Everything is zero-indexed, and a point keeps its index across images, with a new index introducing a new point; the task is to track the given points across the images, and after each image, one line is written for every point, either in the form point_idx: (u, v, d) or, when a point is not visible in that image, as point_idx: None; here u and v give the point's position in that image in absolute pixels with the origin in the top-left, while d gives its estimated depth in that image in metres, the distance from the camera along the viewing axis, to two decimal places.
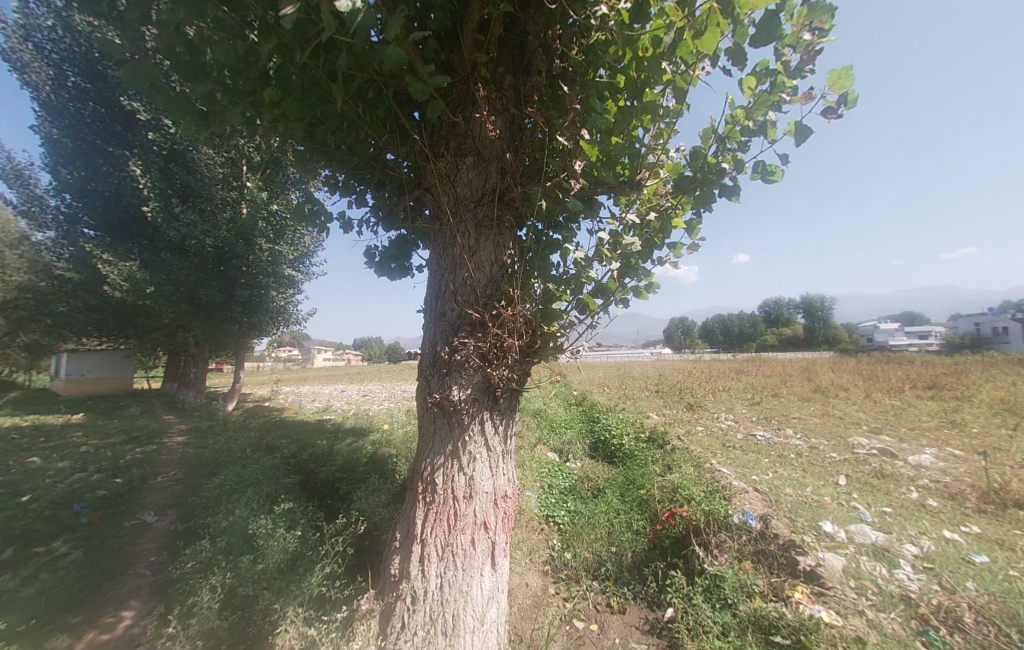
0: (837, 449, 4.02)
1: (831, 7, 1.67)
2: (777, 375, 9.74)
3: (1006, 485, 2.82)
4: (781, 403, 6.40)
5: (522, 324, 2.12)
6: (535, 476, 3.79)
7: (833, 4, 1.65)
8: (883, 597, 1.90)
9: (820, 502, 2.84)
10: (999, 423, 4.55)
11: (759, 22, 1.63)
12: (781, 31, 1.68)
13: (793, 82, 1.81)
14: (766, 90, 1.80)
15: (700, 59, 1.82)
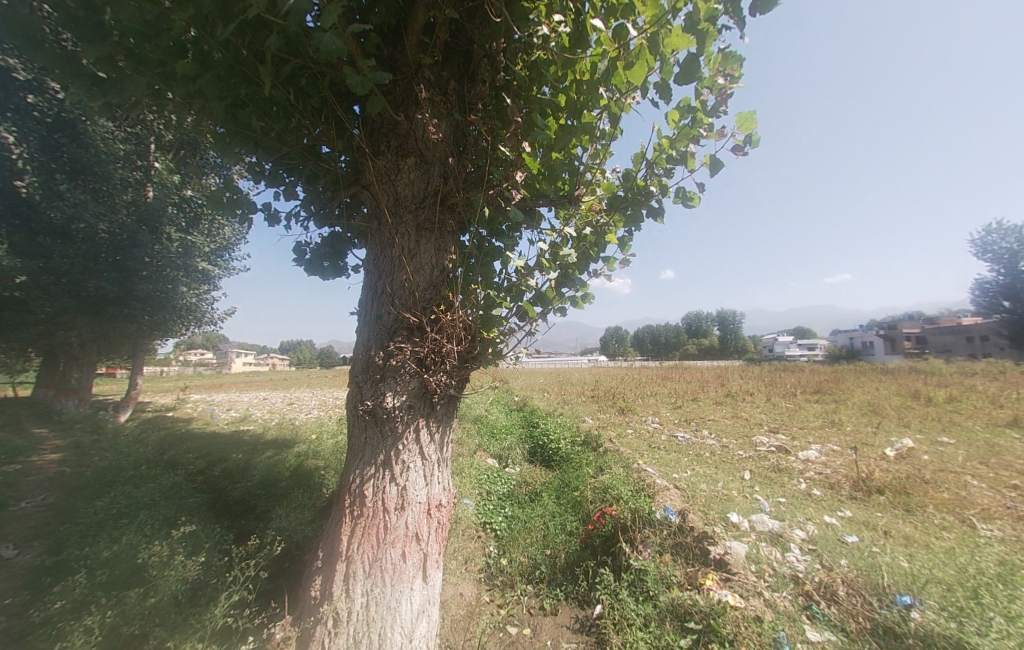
0: (743, 447, 4.51)
1: (740, 58, 1.91)
2: (697, 381, 10.73)
3: (869, 474, 3.36)
4: (700, 406, 7.06)
5: (461, 329, 2.12)
6: (474, 483, 3.78)
7: (742, 55, 1.90)
8: (777, 578, 2.15)
9: (729, 495, 3.16)
10: (866, 421, 5.43)
11: (681, 63, 1.81)
12: (700, 73, 1.88)
13: (709, 119, 2.05)
14: (687, 124, 2.01)
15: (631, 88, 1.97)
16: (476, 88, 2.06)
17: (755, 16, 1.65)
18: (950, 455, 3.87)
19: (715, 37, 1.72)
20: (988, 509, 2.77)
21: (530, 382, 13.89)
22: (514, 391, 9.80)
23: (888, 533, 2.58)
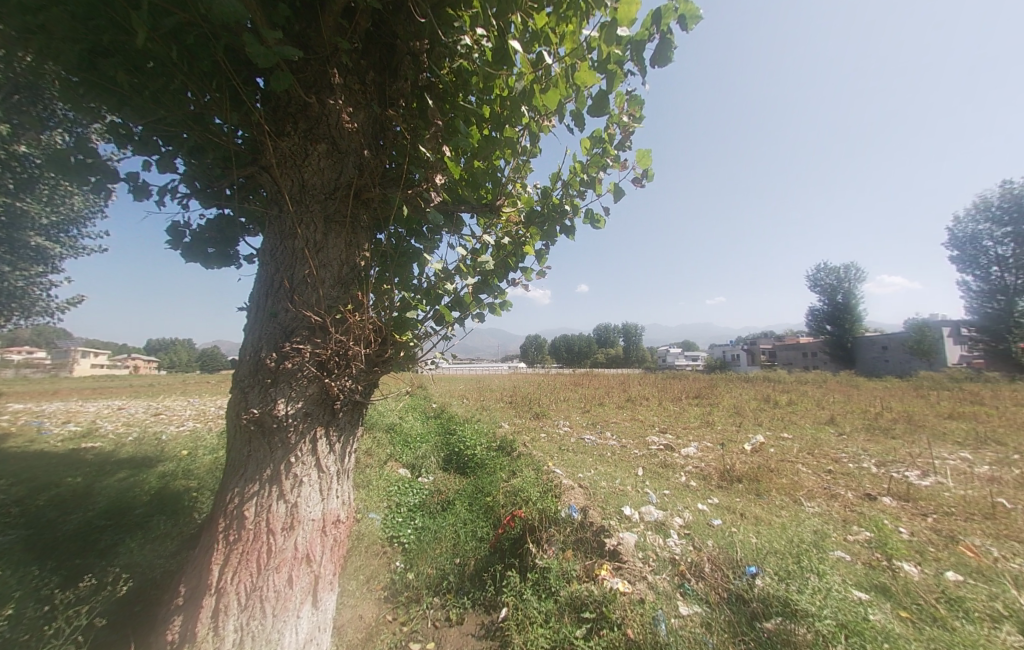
0: (638, 446, 5.03)
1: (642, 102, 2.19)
2: (603, 387, 11.70)
3: (732, 465, 3.99)
4: (605, 410, 7.71)
5: (370, 331, 2.00)
6: (381, 496, 3.58)
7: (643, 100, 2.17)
8: (658, 561, 2.43)
9: (624, 490, 3.48)
10: (732, 421, 6.48)
11: (593, 97, 2.00)
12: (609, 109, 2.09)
13: (615, 151, 2.29)
14: (597, 153, 2.22)
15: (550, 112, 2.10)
16: (398, 84, 2.00)
17: (653, 67, 1.89)
18: (786, 447, 4.80)
19: (622, 78, 1.92)
20: (810, 488, 3.47)
21: (449, 388, 13.72)
22: (432, 397, 9.57)
23: (743, 513, 3.07)
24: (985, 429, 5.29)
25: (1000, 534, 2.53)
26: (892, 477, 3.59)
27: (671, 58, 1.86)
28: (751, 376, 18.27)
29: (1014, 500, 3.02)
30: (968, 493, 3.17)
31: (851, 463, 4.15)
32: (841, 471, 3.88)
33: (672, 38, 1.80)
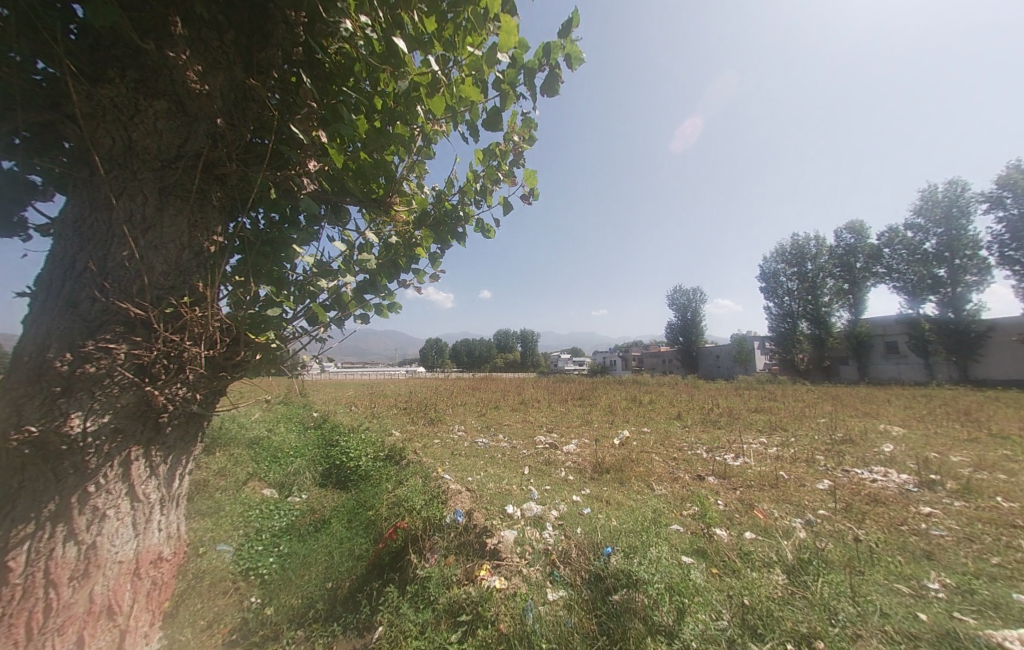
0: (526, 447, 5.32)
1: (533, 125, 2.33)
2: (499, 391, 12.11)
3: (603, 458, 4.50)
4: (499, 413, 7.97)
5: (217, 330, 1.70)
6: (238, 524, 3.09)
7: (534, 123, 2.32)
8: (533, 553, 2.59)
9: (509, 489, 3.64)
10: (607, 419, 7.33)
11: (487, 111, 2.04)
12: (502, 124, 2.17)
13: (507, 166, 2.40)
14: (490, 165, 2.29)
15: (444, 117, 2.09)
16: (268, 53, 1.75)
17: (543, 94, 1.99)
18: (646, 440, 5.62)
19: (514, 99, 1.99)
20: (660, 474, 4.12)
21: (336, 395, 12.55)
22: (313, 406, 8.61)
23: (606, 499, 3.47)
24: (775, 419, 7.03)
25: (779, 498, 3.36)
26: (716, 460, 4.49)
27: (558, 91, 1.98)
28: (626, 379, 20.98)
29: (788, 471, 4.05)
30: (762, 468, 4.15)
31: (690, 451, 5.07)
32: (683, 457, 4.71)
33: (559, 73, 1.93)
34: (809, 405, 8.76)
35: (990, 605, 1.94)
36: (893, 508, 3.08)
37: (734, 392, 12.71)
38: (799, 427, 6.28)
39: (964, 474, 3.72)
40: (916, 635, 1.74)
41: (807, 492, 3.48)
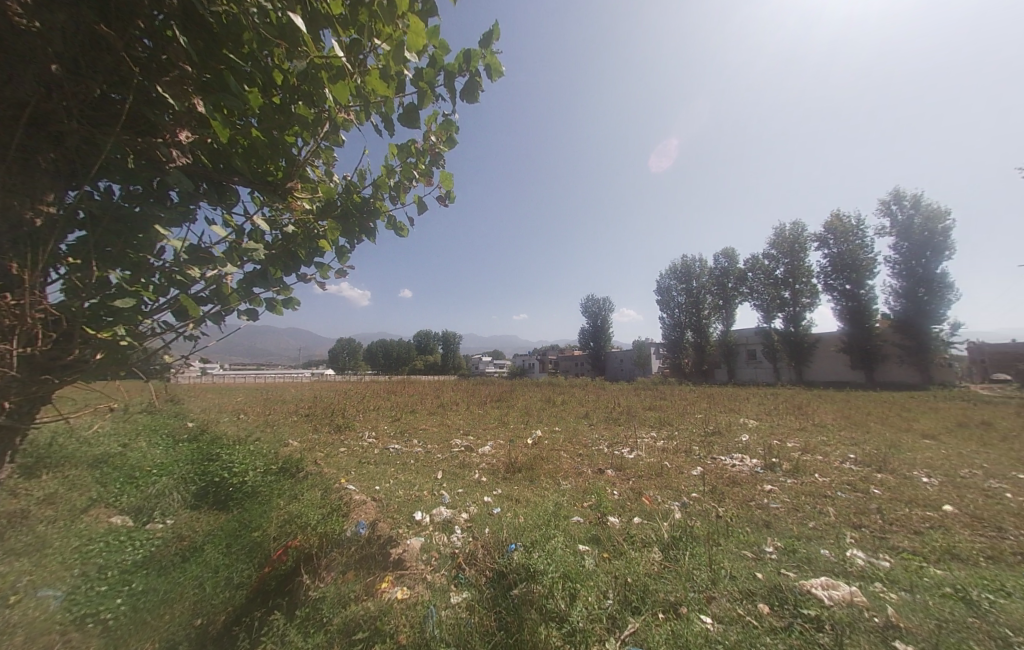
0: (441, 450, 5.25)
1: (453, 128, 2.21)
2: (416, 394, 11.73)
3: (515, 458, 4.65)
4: (414, 418, 7.72)
5: (39, 324, 1.34)
6: (70, 561, 2.51)
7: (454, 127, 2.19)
8: (439, 558, 2.56)
9: (419, 496, 3.56)
10: (522, 419, 7.62)
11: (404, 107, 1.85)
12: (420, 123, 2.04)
13: (424, 165, 2.35)
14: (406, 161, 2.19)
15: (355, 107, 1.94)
16: None
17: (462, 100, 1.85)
18: (556, 439, 5.95)
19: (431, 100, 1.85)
20: (566, 470, 4.39)
21: (222, 401, 10.89)
22: (187, 415, 7.35)
23: (515, 497, 3.59)
24: (663, 415, 8.04)
25: (663, 485, 3.83)
26: (614, 454, 4.96)
27: (478, 100, 1.85)
28: (545, 380, 21.98)
29: (671, 461, 4.65)
30: (650, 459, 4.70)
31: (594, 446, 5.51)
32: (588, 453, 5.09)
33: (479, 81, 1.80)
34: (691, 403, 10.18)
35: (805, 560, 2.46)
36: (746, 487, 3.72)
37: (635, 392, 14.15)
38: (683, 421, 7.24)
39: (793, 456, 4.67)
40: (754, 590, 2.14)
41: (685, 478, 4.02)
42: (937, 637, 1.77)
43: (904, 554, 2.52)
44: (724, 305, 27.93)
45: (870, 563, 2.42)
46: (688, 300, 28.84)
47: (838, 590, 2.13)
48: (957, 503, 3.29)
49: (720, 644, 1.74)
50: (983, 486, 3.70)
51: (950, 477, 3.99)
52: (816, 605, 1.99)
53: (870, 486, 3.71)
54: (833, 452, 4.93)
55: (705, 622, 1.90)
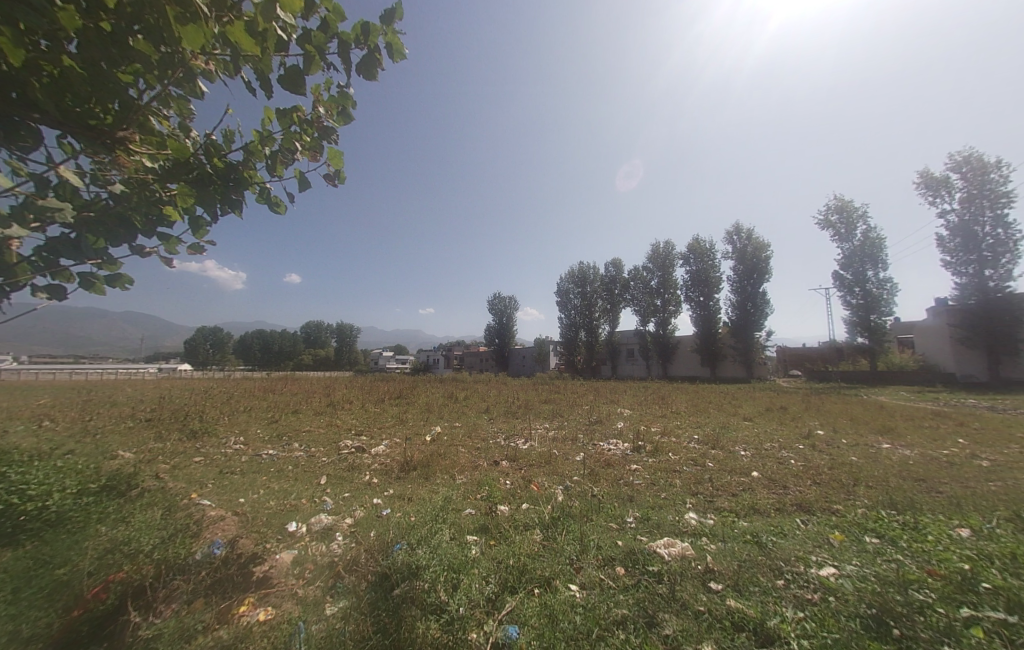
0: (327, 453, 4.84)
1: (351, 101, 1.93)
2: (302, 393, 10.55)
3: (410, 456, 4.53)
4: (296, 419, 6.92)
5: None
6: None
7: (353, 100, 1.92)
8: (314, 570, 2.35)
9: (296, 505, 3.25)
10: (421, 417, 7.45)
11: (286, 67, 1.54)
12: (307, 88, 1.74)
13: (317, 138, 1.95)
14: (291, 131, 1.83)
15: (221, 57, 1.57)
16: None
17: (359, 78, 1.68)
18: (456, 434, 5.99)
19: (320, 69, 1.62)
20: (462, 464, 4.45)
21: (11, 405, 8.20)
22: None
23: (406, 496, 3.49)
24: (557, 407, 8.72)
25: (550, 472, 4.15)
26: (510, 446, 5.20)
27: (376, 77, 1.69)
28: (450, 377, 21.79)
29: (559, 449, 5.07)
30: (542, 449, 5.06)
31: (491, 440, 5.69)
32: (484, 447, 5.24)
33: (379, 60, 1.66)
34: (582, 396, 11.24)
35: (655, 525, 2.93)
36: (618, 467, 4.27)
37: (535, 387, 15.03)
38: (573, 413, 7.95)
39: (656, 439, 5.52)
40: (614, 555, 2.48)
41: (569, 464, 4.43)
42: (738, 572, 2.29)
43: (724, 512, 3.20)
44: (613, 308, 31.12)
45: (700, 522, 3.01)
46: (587, 302, 31.64)
47: (675, 546, 2.59)
48: (759, 469, 4.29)
49: (583, 607, 1.97)
50: (777, 455, 4.89)
51: (758, 449, 5.18)
52: (659, 562, 2.39)
53: (706, 460, 4.60)
54: (684, 434, 5.97)
55: (572, 590, 2.14)
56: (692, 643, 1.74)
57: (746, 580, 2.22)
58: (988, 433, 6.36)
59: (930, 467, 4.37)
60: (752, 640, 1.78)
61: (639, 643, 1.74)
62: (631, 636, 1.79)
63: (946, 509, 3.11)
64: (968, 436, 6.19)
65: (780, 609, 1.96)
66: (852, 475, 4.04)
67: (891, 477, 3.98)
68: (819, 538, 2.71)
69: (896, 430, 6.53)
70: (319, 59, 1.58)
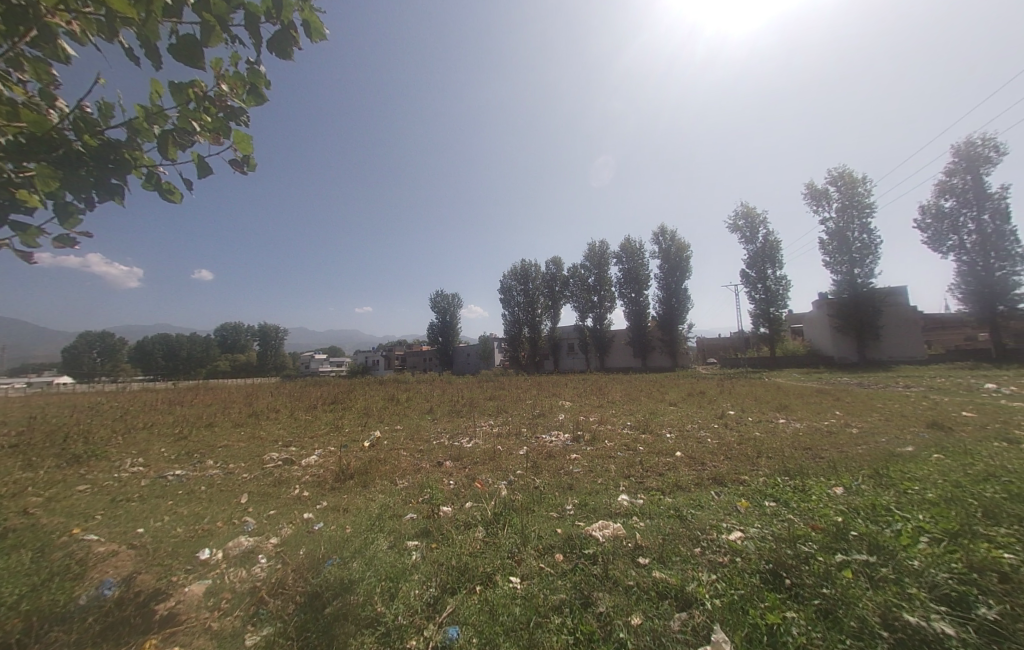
0: (249, 469, 4.40)
1: (265, 80, 1.69)
2: (219, 404, 9.44)
3: (346, 464, 4.29)
4: (212, 434, 6.19)
5: None
6: None
7: (267, 80, 1.68)
8: (233, 599, 2.11)
9: (211, 529, 2.93)
10: (359, 422, 7.07)
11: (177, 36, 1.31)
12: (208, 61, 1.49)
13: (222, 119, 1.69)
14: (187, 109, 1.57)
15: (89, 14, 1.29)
16: None
17: (272, 56, 1.49)
18: (396, 438, 5.78)
19: (221, 43, 1.41)
20: (403, 468, 4.32)
21: None
22: None
23: (341, 508, 3.29)
24: (501, 403, 8.82)
25: (494, 468, 4.19)
26: (453, 446, 5.16)
27: (292, 58, 1.49)
28: (392, 378, 20.96)
29: (503, 445, 5.13)
30: (486, 446, 5.08)
31: (434, 440, 5.59)
32: (428, 448, 5.13)
33: (295, 39, 1.47)
34: (526, 391, 11.48)
35: (592, 510, 3.10)
36: (559, 458, 4.44)
37: (480, 385, 15.03)
38: (517, 408, 8.10)
39: (594, 428, 5.82)
40: (552, 543, 2.58)
41: (513, 459, 4.51)
42: (662, 546, 2.50)
43: (652, 491, 3.49)
44: (557, 304, 32.13)
45: (631, 503, 3.23)
46: (531, 298, 32.28)
47: (608, 528, 2.77)
48: (682, 449, 4.74)
49: (522, 598, 2.02)
50: (697, 435, 5.44)
51: (682, 431, 5.71)
52: (595, 544, 2.53)
53: (638, 444, 4.97)
54: (619, 422, 6.39)
55: (513, 582, 2.18)
56: (623, 616, 1.86)
57: (670, 551, 2.44)
58: (857, 405, 7.66)
59: (815, 437, 5.15)
60: (674, 606, 1.96)
61: (574, 624, 1.83)
62: (567, 619, 1.87)
63: (825, 471, 3.70)
64: (842, 408, 7.40)
65: (697, 574, 2.18)
66: (756, 448, 4.64)
67: (785, 447, 4.63)
68: (729, 507, 3.07)
69: (790, 407, 7.60)
70: (220, 30, 1.38)
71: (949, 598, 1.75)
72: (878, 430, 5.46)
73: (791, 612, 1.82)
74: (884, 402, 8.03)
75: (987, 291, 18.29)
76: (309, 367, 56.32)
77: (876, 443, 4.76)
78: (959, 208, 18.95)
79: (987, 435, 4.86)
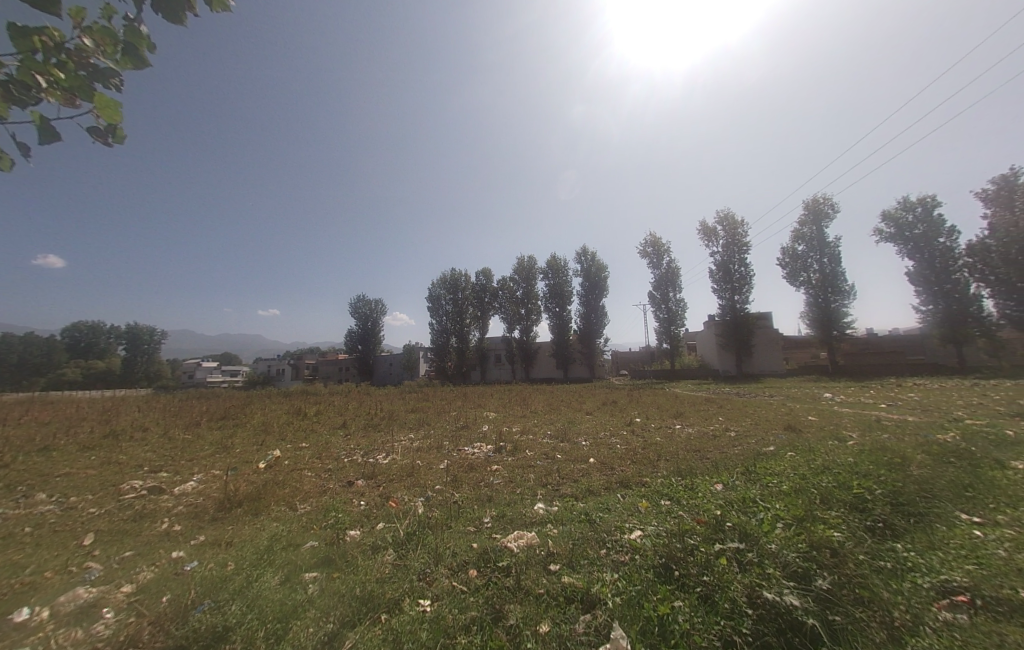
0: (99, 503, 3.59)
1: (151, 46, 1.43)
2: (57, 422, 7.54)
3: (235, 490, 3.73)
4: (46, 461, 4.91)
5: None
6: None
7: (153, 45, 1.43)
8: None
9: (35, 583, 2.31)
10: (255, 441, 6.22)
11: None
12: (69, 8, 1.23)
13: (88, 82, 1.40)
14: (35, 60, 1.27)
15: None
16: None
17: (160, 17, 1.28)
18: (301, 457, 5.22)
19: None
20: (307, 490, 3.90)
21: None
22: None
23: (224, 542, 2.83)
24: (422, 416, 8.53)
25: (411, 484, 4.01)
26: (367, 462, 4.83)
27: (186, 24, 1.30)
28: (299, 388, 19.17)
29: (422, 459, 4.95)
30: (403, 461, 4.85)
31: (345, 458, 5.17)
32: (337, 467, 4.71)
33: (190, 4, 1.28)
34: (450, 402, 11.26)
35: (509, 521, 3.13)
36: (479, 470, 4.42)
37: (402, 396, 14.34)
38: (440, 420, 7.91)
39: (515, 438, 5.93)
40: (467, 560, 2.54)
41: (433, 473, 4.36)
42: (572, 551, 2.62)
43: (566, 498, 3.65)
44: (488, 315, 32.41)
45: (546, 511, 3.34)
46: (462, 308, 32.13)
47: (523, 538, 2.81)
48: (595, 455, 5.07)
49: (430, 621, 1.94)
50: (608, 442, 5.87)
51: (595, 438, 6.11)
52: (508, 556, 2.55)
53: (556, 452, 5.18)
54: (539, 431, 6.60)
55: (422, 605, 2.08)
56: (532, 626, 1.89)
57: (579, 555, 2.56)
58: (734, 412, 8.99)
59: (702, 440, 5.91)
60: (579, 609, 2.05)
61: (484, 639, 1.80)
62: (476, 636, 1.84)
63: (709, 470, 4.26)
64: (724, 414, 8.63)
65: (601, 575, 2.31)
66: (656, 452, 5.15)
67: (680, 450, 5.23)
68: (632, 508, 3.34)
69: (685, 414, 8.63)
70: None
71: (795, 572, 2.12)
72: (749, 433, 6.46)
73: (678, 601, 2.02)
74: (754, 409, 9.59)
75: (828, 318, 22.93)
76: (198, 377, 48.21)
77: (747, 444, 5.64)
78: (809, 252, 23.71)
79: (822, 435, 6.04)
